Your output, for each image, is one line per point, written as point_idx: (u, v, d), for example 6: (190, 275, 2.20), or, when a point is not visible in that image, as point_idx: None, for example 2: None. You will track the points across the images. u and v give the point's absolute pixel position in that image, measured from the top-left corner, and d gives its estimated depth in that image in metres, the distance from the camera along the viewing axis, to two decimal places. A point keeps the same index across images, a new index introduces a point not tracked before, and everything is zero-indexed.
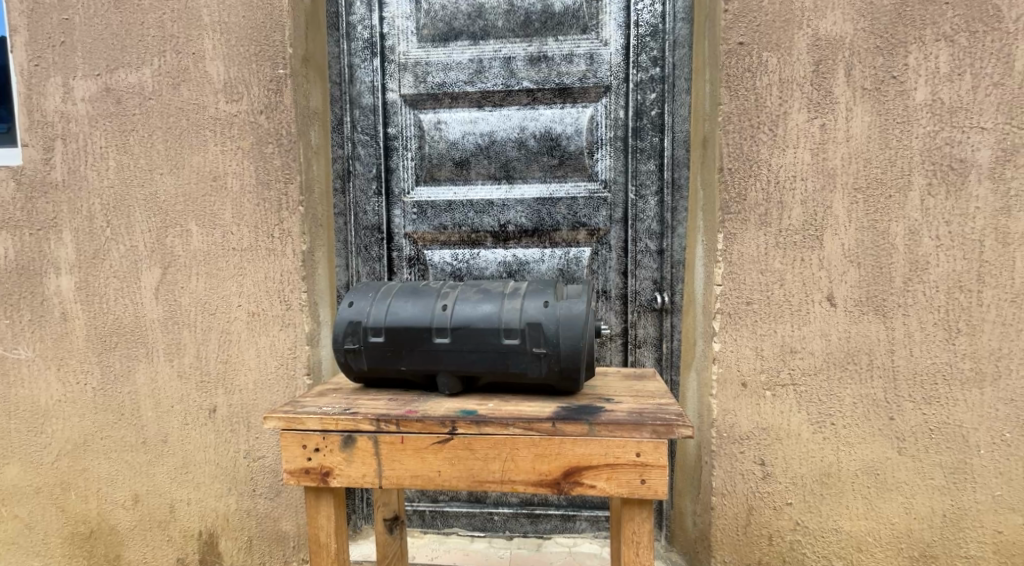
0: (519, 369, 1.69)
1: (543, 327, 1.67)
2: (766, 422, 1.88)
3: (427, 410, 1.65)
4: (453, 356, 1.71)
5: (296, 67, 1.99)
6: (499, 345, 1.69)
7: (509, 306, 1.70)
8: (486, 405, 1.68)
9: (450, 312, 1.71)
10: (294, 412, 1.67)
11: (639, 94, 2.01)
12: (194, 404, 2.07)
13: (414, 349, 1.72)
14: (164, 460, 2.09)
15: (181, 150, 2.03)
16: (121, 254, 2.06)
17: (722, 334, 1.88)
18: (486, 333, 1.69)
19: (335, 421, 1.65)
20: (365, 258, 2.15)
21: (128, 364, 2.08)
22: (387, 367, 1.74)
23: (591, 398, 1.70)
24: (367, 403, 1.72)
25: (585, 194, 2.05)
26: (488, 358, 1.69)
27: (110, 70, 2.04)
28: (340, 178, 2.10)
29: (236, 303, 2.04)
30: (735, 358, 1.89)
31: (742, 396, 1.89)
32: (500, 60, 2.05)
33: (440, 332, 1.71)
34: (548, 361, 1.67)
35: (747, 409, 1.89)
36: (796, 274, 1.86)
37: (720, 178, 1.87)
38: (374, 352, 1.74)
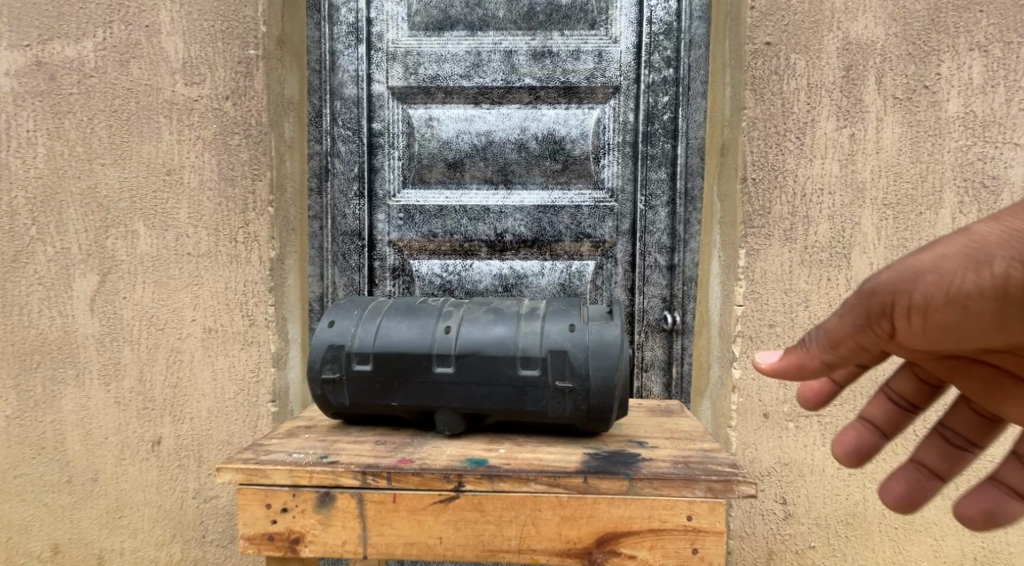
0: (539, 407, 1.46)
1: (569, 357, 1.45)
2: (788, 457, 1.72)
3: (424, 460, 1.38)
4: (458, 390, 1.48)
5: (270, 49, 1.73)
6: (514, 376, 1.46)
7: (527, 330, 1.48)
8: (497, 451, 1.42)
9: (454, 336, 1.49)
10: (256, 464, 1.37)
11: (650, 96, 1.87)
12: (133, 436, 1.76)
13: (410, 380, 1.49)
14: (92, 502, 1.77)
15: (128, 138, 1.74)
16: (49, 257, 1.75)
17: (743, 360, 1.71)
18: (499, 363, 1.46)
19: (308, 475, 1.35)
20: (342, 268, 1.90)
21: (53, 388, 1.76)
22: (380, 400, 1.50)
23: (621, 442, 1.46)
24: (347, 448, 1.44)
25: (590, 202, 1.88)
26: (500, 392, 1.46)
27: (44, 41, 1.73)
28: (317, 177, 1.85)
29: (189, 318, 1.75)
30: (756, 388, 1.72)
31: (764, 428, 1.72)
32: (500, 54, 1.86)
33: (441, 360, 1.48)
34: (573, 398, 1.44)
35: (769, 442, 1.72)
36: (821, 296, 1.70)
37: (741, 189, 1.70)
38: (362, 383, 1.50)
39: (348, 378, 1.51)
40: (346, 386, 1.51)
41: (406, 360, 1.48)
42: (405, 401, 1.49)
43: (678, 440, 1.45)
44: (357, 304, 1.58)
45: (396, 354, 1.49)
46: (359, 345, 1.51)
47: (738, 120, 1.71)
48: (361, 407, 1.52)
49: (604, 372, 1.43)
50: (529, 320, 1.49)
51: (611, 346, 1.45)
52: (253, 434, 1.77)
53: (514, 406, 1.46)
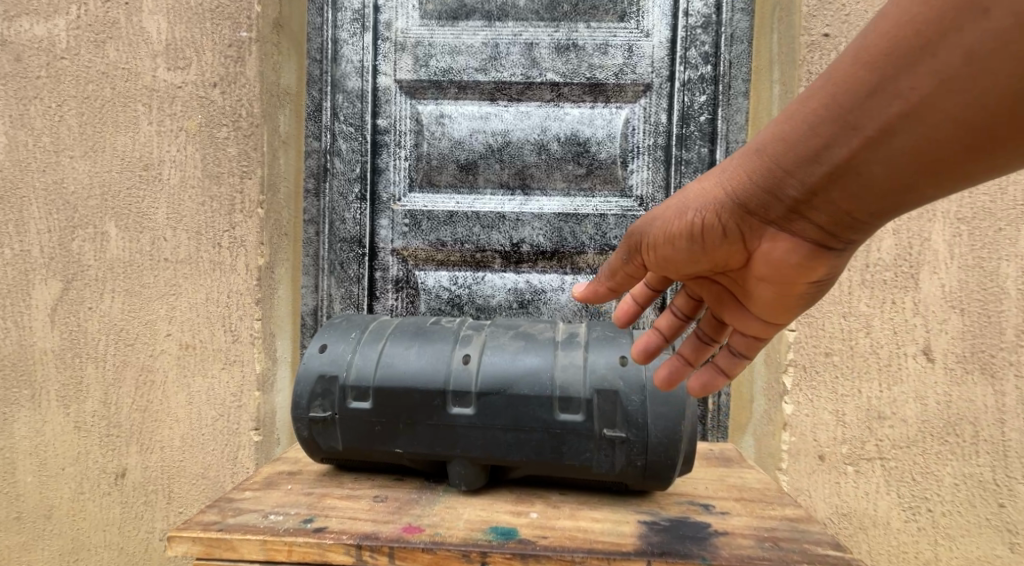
0: (583, 460, 1.33)
1: (620, 398, 1.32)
2: (846, 507, 1.55)
3: (441, 531, 1.27)
4: (487, 436, 1.34)
5: (266, 32, 1.55)
6: (553, 421, 1.33)
7: (566, 363, 1.35)
8: (529, 518, 1.32)
9: (477, 369, 1.35)
10: (219, 534, 1.25)
11: (686, 95, 1.67)
12: (95, 467, 1.54)
13: (425, 420, 1.35)
14: (44, 542, 1.53)
15: (102, 128, 1.54)
16: (7, 260, 1.53)
17: (795, 395, 1.56)
18: (534, 404, 1.33)
19: (285, 548, 1.24)
20: (339, 279, 1.68)
21: (4, 410, 1.53)
22: (393, 442, 1.37)
23: (684, 508, 1.36)
24: (338, 507, 1.32)
25: (617, 211, 1.68)
26: (536, 439, 1.34)
27: (10, 18, 1.54)
28: (314, 177, 1.66)
29: (164, 332, 1.54)
30: (810, 429, 1.55)
31: (819, 472, 1.56)
32: (520, 46, 1.67)
33: (464, 397, 1.35)
34: (624, 451, 1.32)
35: (825, 489, 1.55)
36: (885, 319, 1.53)
37: None
38: (367, 422, 1.36)
39: (350, 415, 1.37)
40: (348, 425, 1.37)
41: (423, 397, 1.35)
42: (423, 445, 1.36)
43: (759, 509, 1.35)
44: (351, 325, 1.43)
45: (407, 388, 1.35)
46: (362, 375, 1.37)
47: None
48: (365, 449, 1.38)
49: (665, 421, 1.31)
50: (571, 354, 1.36)
51: (672, 390, 1.32)
52: (232, 468, 1.54)
53: (552, 455, 1.34)
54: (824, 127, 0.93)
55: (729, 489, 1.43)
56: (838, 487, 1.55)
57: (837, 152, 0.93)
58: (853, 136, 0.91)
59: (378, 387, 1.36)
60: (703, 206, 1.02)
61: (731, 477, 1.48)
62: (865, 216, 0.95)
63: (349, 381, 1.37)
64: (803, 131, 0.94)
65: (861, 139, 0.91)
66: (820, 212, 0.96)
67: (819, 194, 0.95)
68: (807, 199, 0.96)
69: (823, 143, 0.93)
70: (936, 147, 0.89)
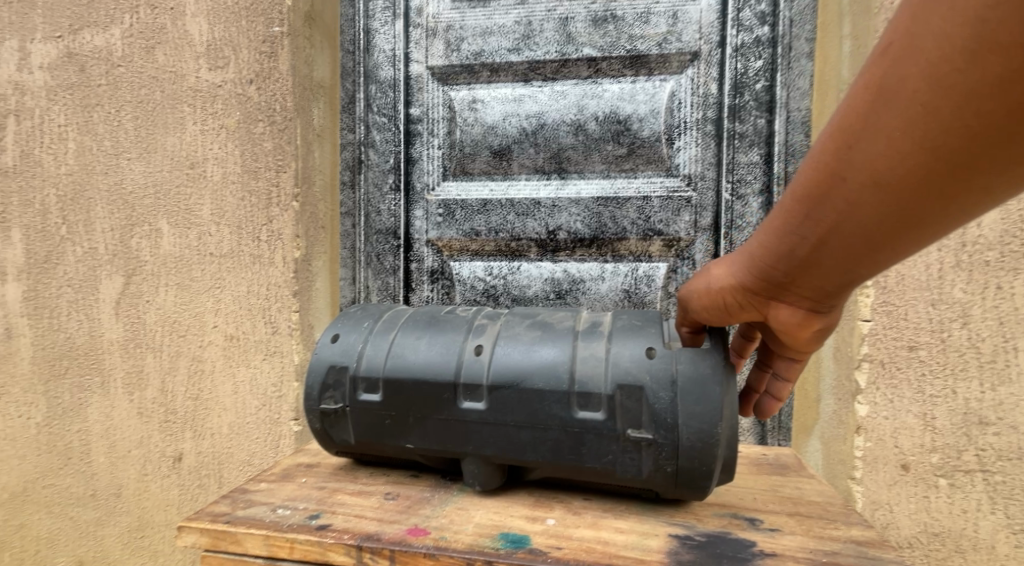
0: (604, 461, 1.30)
1: (645, 396, 1.28)
2: (936, 525, 1.42)
3: (447, 535, 1.31)
4: (502, 433, 1.33)
5: (297, 25, 1.60)
6: (571, 417, 1.30)
7: (582, 356, 1.32)
8: (544, 525, 1.34)
9: (489, 361, 1.34)
10: (224, 527, 1.33)
11: (740, 61, 1.69)
12: (155, 450, 1.64)
13: (438, 413, 1.36)
14: (115, 519, 1.65)
15: (154, 130, 1.62)
16: (78, 258, 1.62)
17: (870, 394, 1.44)
18: (551, 399, 1.31)
19: (286, 545, 1.31)
20: (376, 270, 1.76)
21: (79, 396, 1.64)
22: (408, 435, 1.38)
23: (725, 522, 1.35)
24: (347, 504, 1.39)
25: (661, 192, 1.70)
26: (552, 437, 1.31)
27: (74, 32, 1.62)
28: (350, 169, 1.73)
29: (211, 324, 1.62)
30: (891, 434, 1.44)
31: (904, 484, 1.44)
32: (554, 22, 1.68)
33: (478, 390, 1.34)
34: (648, 453, 1.28)
35: (911, 504, 1.43)
36: (987, 308, 1.38)
37: None
38: (380, 414, 1.38)
39: (364, 406, 1.39)
40: (362, 415, 1.40)
41: (436, 389, 1.35)
42: (438, 439, 1.36)
43: (818, 528, 1.34)
44: (365, 317, 1.45)
45: (419, 381, 1.36)
46: (374, 366, 1.39)
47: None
48: (380, 441, 1.40)
49: (695, 423, 1.26)
50: (591, 347, 1.32)
51: (703, 387, 1.27)
52: (274, 455, 1.63)
53: (570, 454, 1.31)
54: (789, 232, 1.07)
55: (783, 502, 1.42)
56: (927, 502, 1.42)
57: (803, 251, 1.06)
58: (813, 235, 1.05)
59: (389, 378, 1.38)
60: (713, 292, 1.18)
61: (786, 487, 1.47)
62: (847, 289, 1.08)
63: (363, 371, 1.40)
64: (776, 237, 1.08)
65: (819, 240, 1.05)
66: (807, 291, 1.10)
67: (802, 279, 1.09)
68: (791, 285, 1.10)
69: (792, 245, 1.07)
70: (879, 231, 1.01)
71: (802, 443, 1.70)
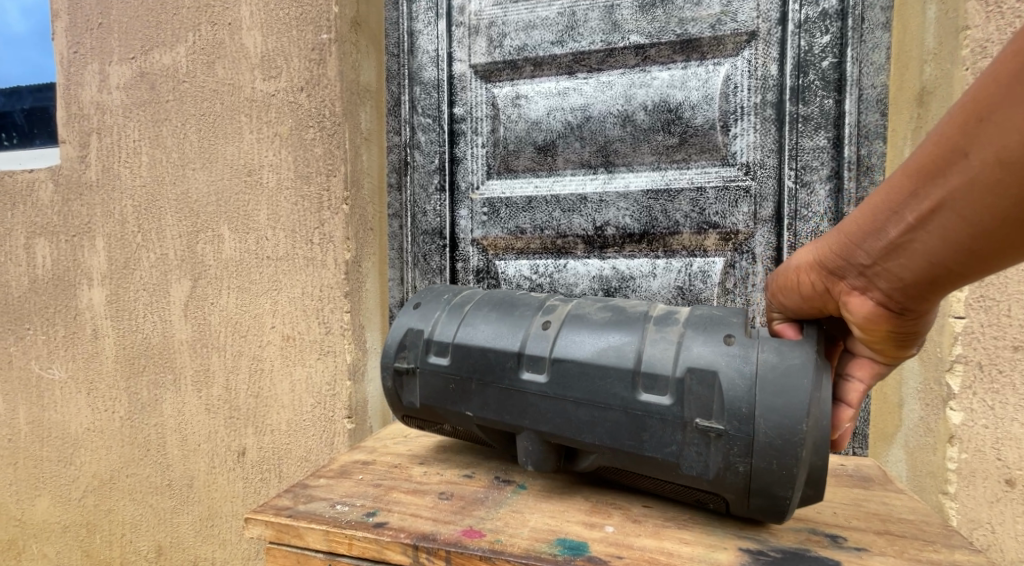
0: (666, 452, 1.21)
1: (719, 383, 1.18)
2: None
3: (501, 537, 1.29)
4: (563, 413, 1.27)
5: (344, 31, 1.62)
6: (633, 398, 1.22)
7: (656, 339, 1.23)
8: (602, 532, 1.30)
9: (555, 336, 1.29)
10: (288, 520, 1.35)
11: (803, 38, 1.56)
12: (222, 445, 1.72)
13: (498, 382, 1.31)
14: (189, 508, 1.75)
15: (215, 141, 1.68)
16: (152, 264, 1.73)
17: (963, 401, 1.42)
18: (612, 376, 1.23)
19: (345, 543, 1.32)
20: (424, 270, 1.78)
21: (156, 393, 1.75)
22: (469, 406, 1.34)
23: (802, 538, 1.29)
24: (402, 502, 1.39)
25: (717, 183, 1.61)
26: (611, 417, 1.23)
27: (145, 52, 1.70)
28: (396, 171, 1.76)
29: (269, 325, 1.68)
30: (992, 444, 1.41)
31: (1010, 500, 1.41)
32: (600, 10, 1.63)
33: (540, 363, 1.28)
34: (715, 448, 1.19)
35: (1017, 522, 1.41)
36: None
37: None
38: (443, 379, 1.36)
39: (428, 371, 1.37)
40: (425, 381, 1.37)
41: (499, 357, 1.31)
42: (497, 412, 1.32)
43: (914, 550, 1.26)
44: (437, 291, 1.44)
45: (485, 349, 1.32)
46: (443, 331, 1.37)
47: (955, 44, 1.38)
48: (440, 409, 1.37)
49: (770, 419, 1.16)
50: (663, 329, 1.24)
51: (785, 383, 1.16)
52: (330, 452, 1.67)
53: (629, 438, 1.23)
54: (886, 209, 1.08)
55: (869, 519, 1.34)
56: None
57: (895, 228, 1.08)
58: (908, 213, 1.07)
59: (455, 345, 1.35)
60: (795, 273, 1.18)
61: (871, 503, 1.39)
62: (934, 279, 1.07)
63: (431, 337, 1.38)
64: (869, 213, 1.10)
65: (915, 219, 1.06)
66: (888, 279, 1.09)
67: (885, 263, 1.09)
68: (873, 268, 1.10)
69: (883, 222, 1.09)
70: (988, 215, 1.02)
71: (882, 452, 1.57)
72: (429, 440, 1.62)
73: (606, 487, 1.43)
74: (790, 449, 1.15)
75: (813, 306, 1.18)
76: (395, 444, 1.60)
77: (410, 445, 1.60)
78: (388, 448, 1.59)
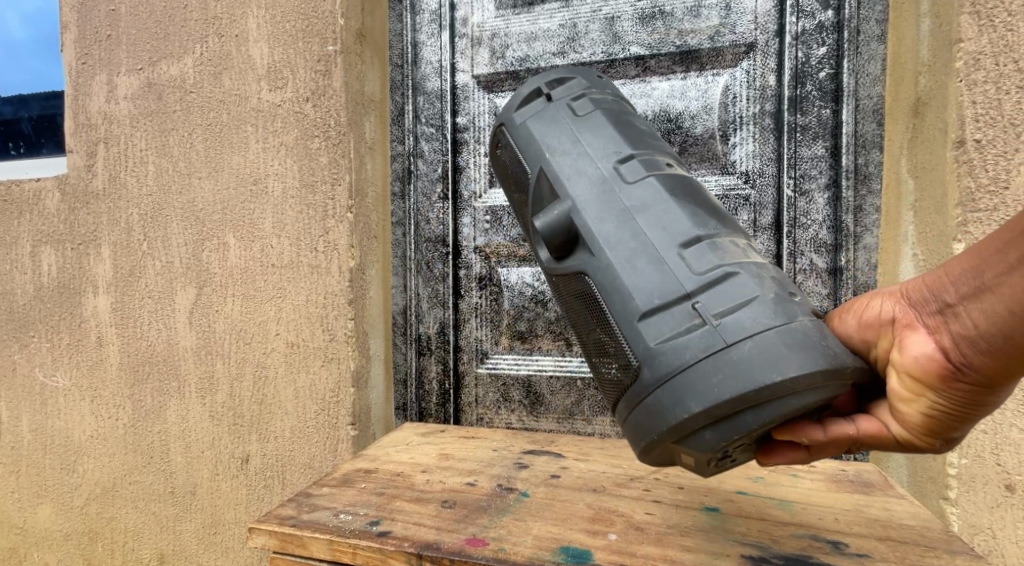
0: (646, 301, 1.15)
1: (751, 307, 1.11)
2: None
3: (504, 545, 1.30)
4: (602, 230, 1.20)
5: (349, 43, 1.64)
6: (673, 250, 1.15)
7: (737, 247, 1.17)
8: (605, 540, 1.31)
9: (670, 174, 1.22)
10: (291, 530, 1.36)
11: (801, 49, 1.59)
12: (225, 452, 1.73)
13: (584, 160, 1.24)
14: (191, 516, 1.76)
15: (221, 150, 1.70)
16: (157, 272, 1.74)
17: None
18: (677, 224, 1.17)
19: (348, 552, 1.32)
20: (427, 278, 1.80)
21: (160, 400, 1.76)
22: (551, 162, 1.27)
23: (804, 545, 1.30)
24: (405, 511, 1.39)
25: (717, 191, 1.64)
26: (639, 244, 1.17)
27: (153, 63, 1.72)
28: (400, 179, 1.79)
29: (273, 332, 1.69)
30: (991, 451, 1.42)
31: (1011, 507, 1.41)
32: (601, 22, 1.67)
33: (630, 175, 1.21)
34: (682, 332, 1.12)
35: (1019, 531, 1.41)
36: None
37: (953, 153, 1.36)
38: (563, 116, 1.30)
39: (557, 101, 1.32)
40: (547, 106, 1.32)
41: (601, 145, 1.25)
42: (559, 182, 1.25)
43: (915, 556, 1.27)
44: (610, 83, 1.36)
45: (616, 133, 1.26)
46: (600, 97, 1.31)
47: (948, 56, 1.38)
48: (535, 125, 1.32)
49: (747, 358, 1.08)
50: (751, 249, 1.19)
51: (802, 348, 1.09)
52: (333, 459, 1.68)
53: (630, 267, 1.16)
54: (988, 249, 1.05)
55: (870, 526, 1.35)
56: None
57: (992, 273, 1.04)
58: (1007, 256, 1.03)
59: (595, 111, 1.29)
60: (872, 298, 1.16)
61: (872, 509, 1.39)
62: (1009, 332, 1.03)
63: (579, 93, 1.32)
64: (973, 250, 1.07)
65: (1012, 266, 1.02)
66: (962, 323, 1.06)
67: (969, 304, 1.06)
68: (955, 307, 1.07)
69: (983, 261, 1.05)
70: None
71: (884, 458, 1.63)
72: (432, 448, 1.63)
73: (609, 495, 1.44)
74: (744, 380, 1.07)
75: (871, 340, 1.15)
76: (398, 452, 1.61)
77: (412, 453, 1.61)
78: (390, 456, 1.59)
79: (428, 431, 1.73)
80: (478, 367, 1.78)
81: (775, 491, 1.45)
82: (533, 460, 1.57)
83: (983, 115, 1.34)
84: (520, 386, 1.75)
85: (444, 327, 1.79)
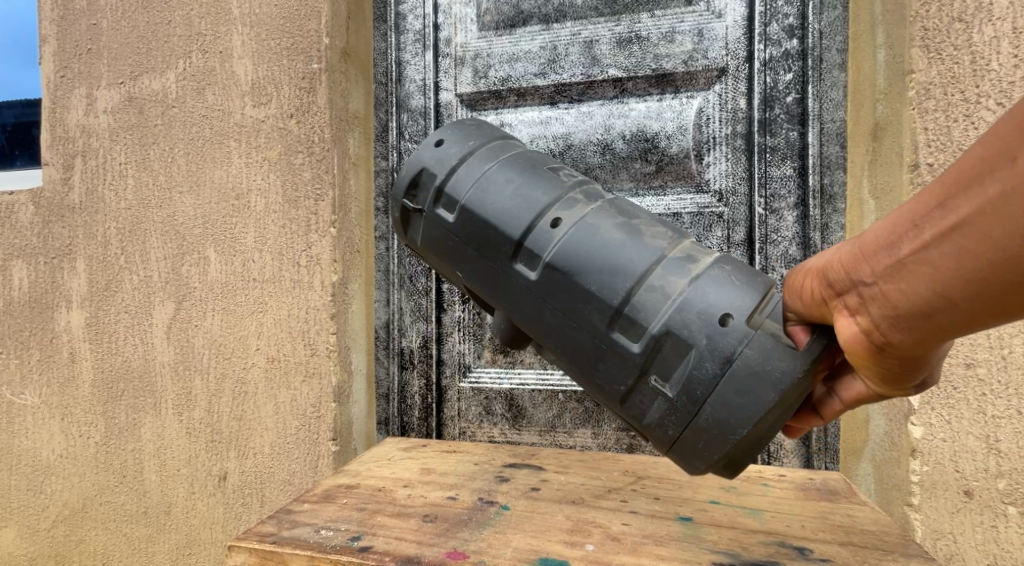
0: (612, 388, 1.25)
1: (695, 367, 1.19)
2: (1003, 555, 1.44)
3: (485, 558, 1.31)
4: (542, 336, 1.30)
5: (335, 62, 1.67)
6: (604, 330, 1.24)
7: (652, 290, 1.22)
8: (584, 552, 1.33)
9: (561, 238, 1.27)
10: (271, 546, 1.34)
11: (769, 75, 1.67)
12: (202, 469, 1.71)
13: (491, 269, 1.32)
14: (165, 536, 1.72)
15: (203, 165, 1.70)
16: (135, 286, 1.72)
17: (922, 415, 1.47)
18: (597, 303, 1.24)
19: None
20: (409, 292, 1.83)
21: (134, 417, 1.73)
22: (467, 273, 1.35)
23: (772, 551, 1.34)
24: (387, 526, 1.39)
25: (692, 209, 1.71)
26: (575, 336, 1.26)
27: (134, 77, 1.72)
28: (384, 195, 1.83)
29: (254, 347, 1.68)
30: (950, 457, 1.47)
31: (969, 512, 1.46)
32: (580, 45, 1.74)
33: (530, 263, 1.29)
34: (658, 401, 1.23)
35: (977, 536, 1.46)
36: None
37: (910, 177, 1.45)
38: (443, 231, 1.36)
39: (430, 215, 1.37)
40: (427, 224, 1.37)
41: (492, 244, 1.31)
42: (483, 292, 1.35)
43: (874, 559, 1.31)
44: (455, 148, 1.37)
45: (498, 213, 1.30)
46: (455, 187, 1.35)
47: (903, 85, 1.47)
48: (427, 246, 1.39)
49: (724, 410, 1.18)
50: (666, 279, 1.22)
51: (757, 384, 1.16)
52: (313, 475, 1.67)
53: (583, 361, 1.27)
54: (901, 227, 1.03)
55: (835, 531, 1.39)
56: (992, 531, 1.45)
57: (907, 252, 1.02)
58: (923, 232, 1.01)
59: (464, 204, 1.33)
60: (800, 278, 1.14)
61: (837, 515, 1.43)
62: (932, 309, 1.01)
63: (441, 197, 1.36)
64: (888, 225, 1.04)
65: (924, 246, 1.00)
66: (884, 306, 1.04)
67: (886, 286, 1.03)
68: (874, 288, 1.04)
69: (896, 240, 1.03)
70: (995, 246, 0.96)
71: (851, 467, 1.65)
72: (411, 463, 1.63)
73: (586, 507, 1.46)
74: (719, 442, 1.18)
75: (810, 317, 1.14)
76: (378, 468, 1.61)
77: (393, 469, 1.60)
78: (371, 472, 1.59)
79: (408, 446, 1.73)
80: (460, 381, 1.81)
81: (746, 500, 1.49)
82: (513, 473, 1.58)
83: (935, 141, 1.43)
84: (502, 399, 1.78)
85: (427, 341, 1.82)
